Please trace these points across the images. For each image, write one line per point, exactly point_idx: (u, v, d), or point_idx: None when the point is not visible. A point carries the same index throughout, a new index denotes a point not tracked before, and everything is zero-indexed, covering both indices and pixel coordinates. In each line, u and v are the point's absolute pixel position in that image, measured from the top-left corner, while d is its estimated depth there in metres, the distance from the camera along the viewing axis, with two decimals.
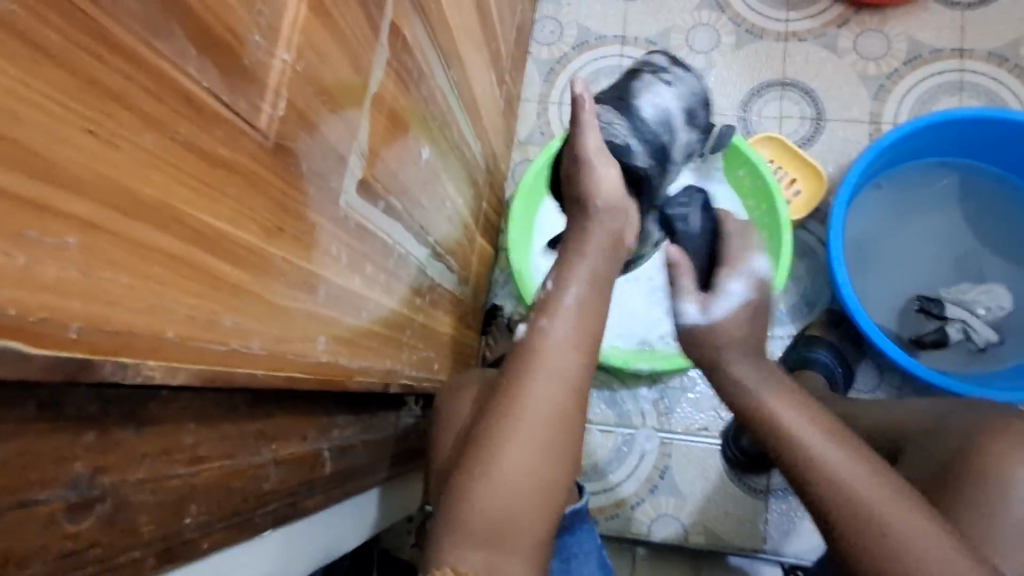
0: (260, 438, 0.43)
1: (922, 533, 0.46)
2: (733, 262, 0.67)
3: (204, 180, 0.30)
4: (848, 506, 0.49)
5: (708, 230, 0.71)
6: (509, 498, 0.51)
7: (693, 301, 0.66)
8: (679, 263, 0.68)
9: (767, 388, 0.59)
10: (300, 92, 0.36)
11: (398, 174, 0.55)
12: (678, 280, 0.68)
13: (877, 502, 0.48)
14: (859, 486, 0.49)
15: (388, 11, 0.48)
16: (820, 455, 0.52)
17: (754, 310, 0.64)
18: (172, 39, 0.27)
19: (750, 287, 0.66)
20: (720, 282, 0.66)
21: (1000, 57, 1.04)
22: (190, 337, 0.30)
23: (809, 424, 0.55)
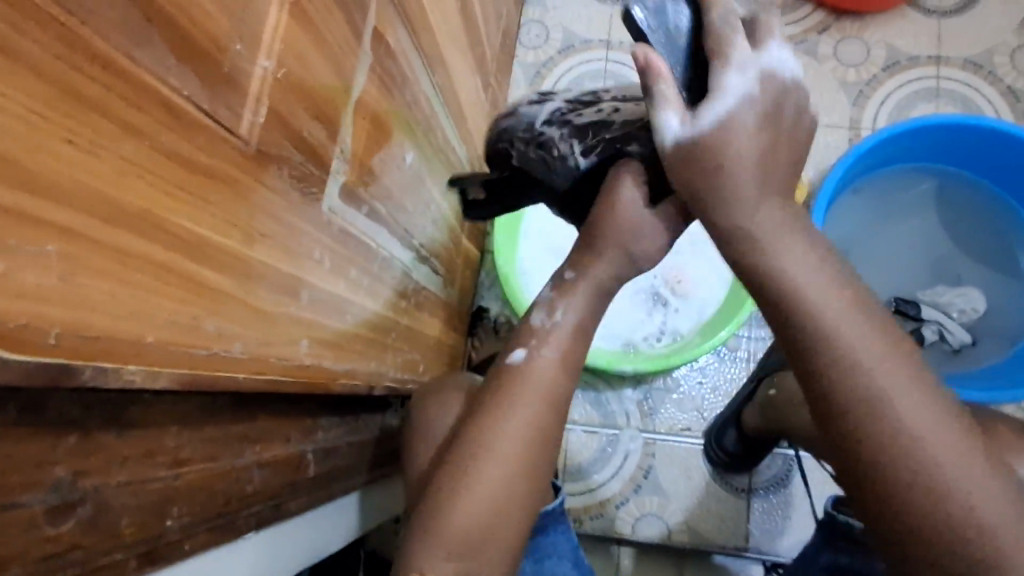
0: (243, 440, 0.44)
1: (961, 461, 0.39)
2: (728, 44, 0.41)
3: (184, 186, 0.30)
4: (876, 410, 0.40)
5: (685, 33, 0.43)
6: (485, 512, 0.51)
7: (676, 112, 0.41)
8: (660, 72, 0.41)
9: (767, 221, 0.42)
10: (282, 99, 0.37)
11: (382, 177, 0.56)
12: (652, 79, 0.41)
13: (907, 406, 0.40)
14: (888, 381, 0.40)
15: (370, 16, 0.48)
16: (864, 359, 0.40)
17: (767, 120, 0.41)
18: (151, 49, 0.27)
19: (755, 82, 0.41)
20: (716, 67, 0.41)
21: (975, 64, 1.06)
22: (171, 342, 0.31)
23: (863, 326, 0.41)
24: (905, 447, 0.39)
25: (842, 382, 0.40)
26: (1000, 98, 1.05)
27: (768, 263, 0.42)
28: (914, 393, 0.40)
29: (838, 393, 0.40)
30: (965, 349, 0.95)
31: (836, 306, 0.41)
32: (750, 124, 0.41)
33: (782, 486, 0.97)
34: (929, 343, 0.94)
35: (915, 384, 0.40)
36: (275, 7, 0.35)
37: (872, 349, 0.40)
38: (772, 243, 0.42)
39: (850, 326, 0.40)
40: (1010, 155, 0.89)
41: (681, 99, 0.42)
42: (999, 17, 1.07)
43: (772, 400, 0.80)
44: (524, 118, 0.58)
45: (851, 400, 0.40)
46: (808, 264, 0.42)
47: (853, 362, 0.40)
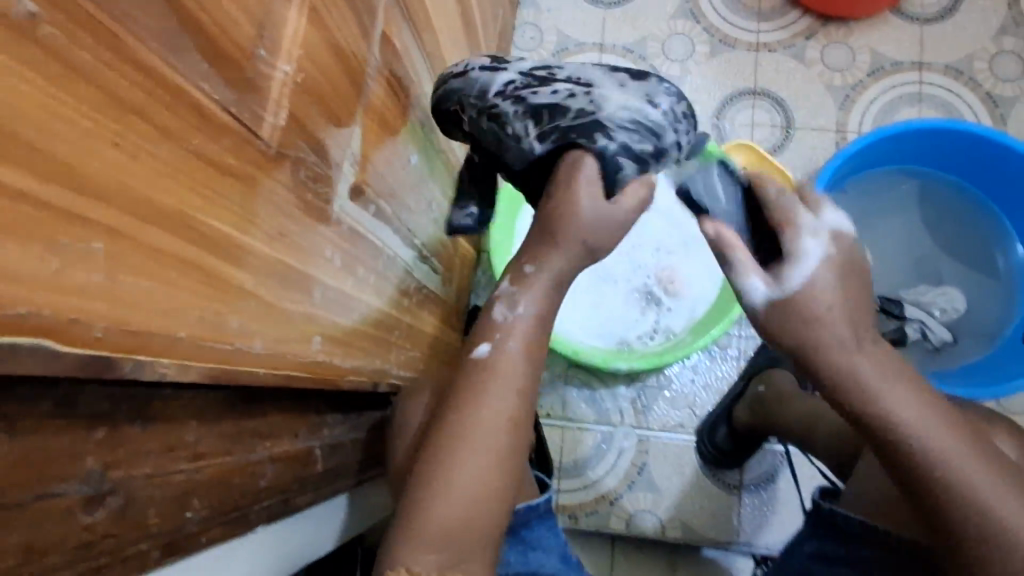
0: (256, 436, 0.44)
1: None
2: (795, 220, 0.50)
3: (213, 187, 0.31)
4: (959, 496, 0.47)
5: (741, 201, 0.55)
6: (465, 506, 0.53)
7: (760, 278, 0.50)
8: (733, 246, 0.51)
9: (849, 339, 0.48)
10: (299, 102, 0.38)
11: (387, 177, 0.57)
12: (732, 254, 0.51)
13: (978, 474, 0.47)
14: (958, 456, 0.47)
15: (380, 21, 0.49)
16: (937, 440, 0.47)
17: (845, 275, 0.49)
18: (185, 55, 0.28)
19: (829, 245, 0.49)
20: (787, 241, 0.50)
21: (957, 70, 1.10)
22: (200, 337, 0.32)
23: (932, 411, 0.48)
24: (982, 511, 0.47)
25: (920, 462, 0.48)
26: (980, 104, 1.09)
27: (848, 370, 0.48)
28: (981, 463, 0.48)
29: (911, 469, 0.48)
30: (945, 348, 0.98)
31: (907, 395, 0.48)
32: (826, 283, 0.48)
33: (771, 481, 0.99)
34: (912, 342, 0.97)
35: (989, 464, 0.48)
36: (295, 12, 0.36)
37: (943, 430, 0.48)
38: (847, 348, 0.48)
39: (936, 433, 0.48)
40: (990, 159, 0.92)
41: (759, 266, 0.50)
42: (979, 24, 1.10)
43: (761, 396, 0.85)
44: (475, 82, 0.55)
45: (950, 499, 0.47)
46: (880, 363, 0.48)
47: (926, 443, 0.47)
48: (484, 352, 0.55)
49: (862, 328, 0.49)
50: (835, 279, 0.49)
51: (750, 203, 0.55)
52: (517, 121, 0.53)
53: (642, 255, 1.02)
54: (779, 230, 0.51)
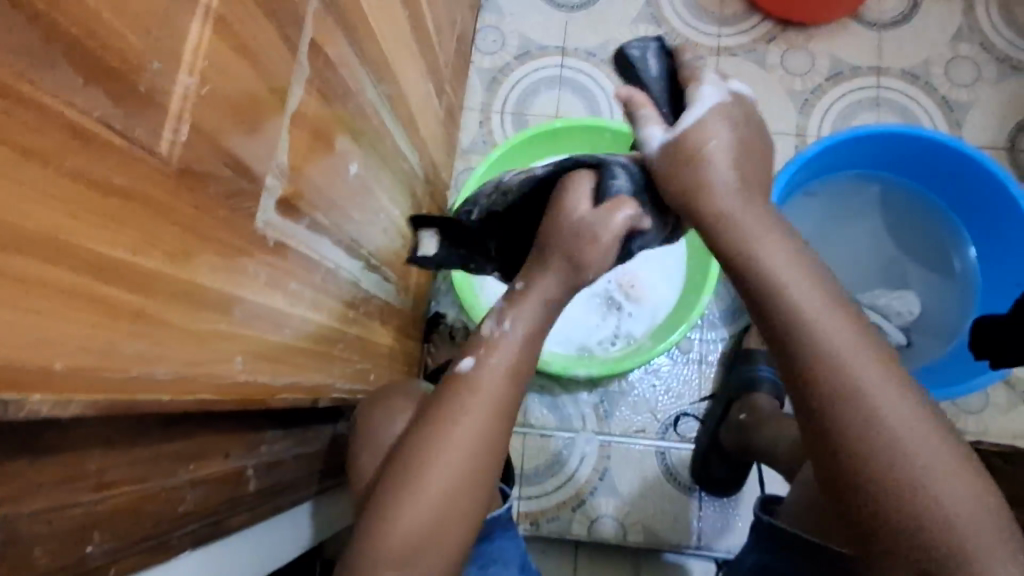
0: (176, 460, 0.43)
1: (942, 472, 0.43)
2: (699, 75, 0.54)
3: (101, 211, 0.30)
4: (860, 421, 0.44)
5: (665, 68, 0.58)
6: (428, 522, 0.53)
7: (657, 123, 0.54)
8: (638, 102, 0.56)
9: (737, 206, 0.49)
10: (206, 115, 0.36)
11: (325, 188, 0.56)
12: (639, 108, 0.55)
13: (870, 381, 0.44)
14: (869, 386, 0.44)
15: (308, 28, 0.48)
16: (851, 365, 0.45)
17: (737, 125, 0.52)
18: (57, 73, 0.26)
19: (723, 98, 0.52)
20: (689, 90, 0.54)
21: (913, 75, 1.11)
22: (83, 367, 0.30)
23: (853, 337, 0.45)
24: (884, 440, 0.43)
25: (830, 382, 0.45)
26: (936, 108, 1.10)
27: (771, 285, 0.47)
28: (892, 392, 0.44)
29: (828, 409, 0.45)
30: (900, 351, 0.99)
31: (828, 319, 0.46)
32: (718, 129, 0.51)
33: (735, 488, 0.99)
34: None
35: (908, 404, 0.44)
36: (196, 24, 0.34)
37: (851, 343, 0.45)
38: (761, 240, 0.48)
39: (853, 351, 0.45)
40: (950, 169, 0.92)
41: (659, 118, 0.54)
42: (935, 29, 1.11)
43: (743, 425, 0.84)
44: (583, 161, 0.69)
45: (850, 420, 0.44)
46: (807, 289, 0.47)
47: (834, 362, 0.45)
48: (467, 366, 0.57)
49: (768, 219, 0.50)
50: (728, 120, 0.51)
51: (675, 72, 0.57)
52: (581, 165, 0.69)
53: None
54: (686, 86, 0.55)
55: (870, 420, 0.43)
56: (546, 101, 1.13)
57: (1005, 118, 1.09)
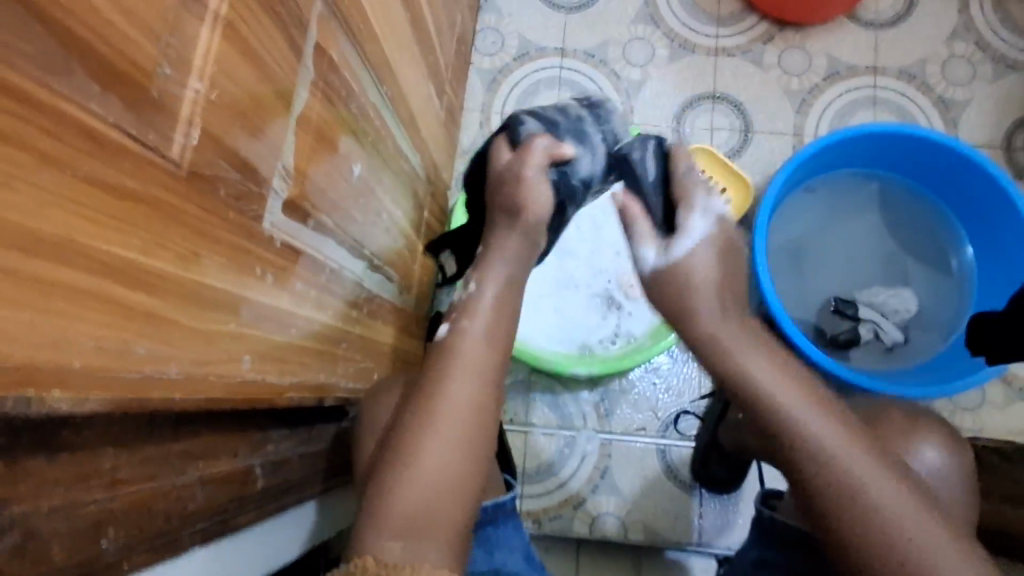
0: (186, 458, 0.44)
1: (902, 504, 0.52)
2: (689, 199, 0.69)
3: (114, 214, 0.30)
4: (824, 470, 0.54)
5: (662, 179, 0.72)
6: (427, 497, 0.55)
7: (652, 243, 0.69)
8: (635, 216, 0.71)
9: (718, 326, 0.63)
10: (214, 119, 0.37)
11: (329, 190, 0.57)
12: (634, 223, 0.71)
13: (826, 435, 0.55)
14: (863, 476, 0.53)
15: (312, 32, 0.49)
16: (844, 457, 0.54)
17: (719, 244, 0.68)
18: (71, 80, 0.27)
19: (709, 223, 0.68)
20: (682, 215, 0.69)
21: (909, 74, 1.12)
22: (98, 366, 0.30)
23: (846, 437, 0.55)
24: (880, 522, 0.51)
25: (829, 477, 0.54)
26: (933, 107, 1.11)
27: (760, 393, 0.59)
28: (882, 480, 0.53)
29: (800, 459, 0.55)
30: (898, 348, 0.99)
31: (820, 422, 0.56)
32: (703, 251, 0.67)
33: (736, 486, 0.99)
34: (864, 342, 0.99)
35: (863, 452, 0.54)
36: (205, 30, 0.35)
37: (799, 401, 0.57)
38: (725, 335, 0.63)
39: (804, 408, 0.57)
40: (946, 167, 0.93)
41: (654, 236, 0.70)
42: (932, 28, 1.12)
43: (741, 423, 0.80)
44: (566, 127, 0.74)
45: (817, 469, 0.54)
46: (798, 396, 0.58)
47: (829, 458, 0.54)
48: (444, 331, 0.64)
49: (740, 330, 0.63)
50: (713, 245, 0.67)
51: (670, 182, 0.71)
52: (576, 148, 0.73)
53: (603, 260, 1.03)
54: (679, 205, 0.69)
55: (832, 468, 0.54)
56: (546, 101, 1.13)
57: (1001, 116, 1.09)
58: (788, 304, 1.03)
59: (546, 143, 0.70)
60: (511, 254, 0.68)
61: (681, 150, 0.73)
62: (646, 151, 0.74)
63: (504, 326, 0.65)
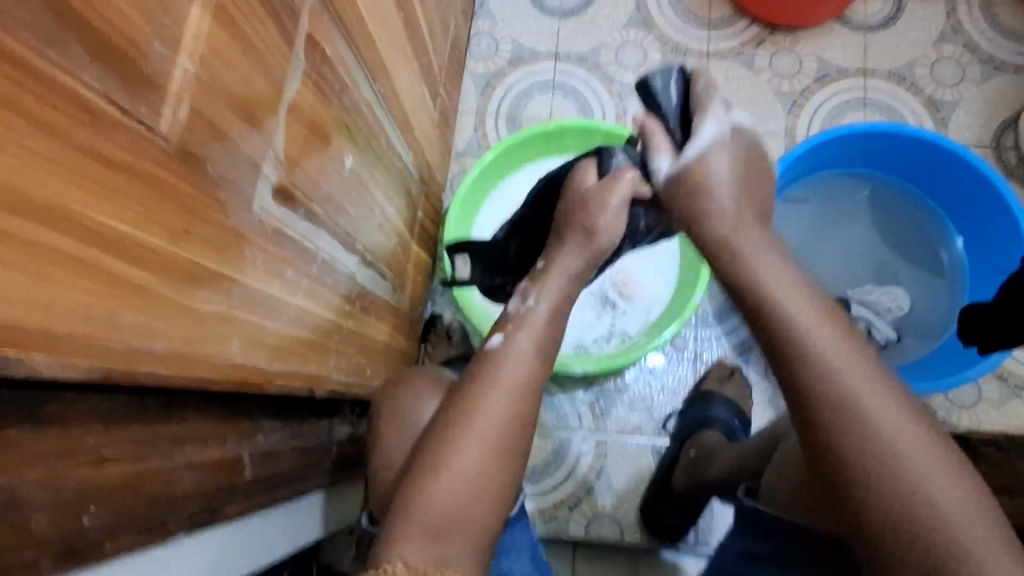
0: (173, 442, 0.44)
1: (928, 461, 0.45)
2: (706, 106, 0.60)
3: (106, 186, 0.31)
4: (844, 409, 0.47)
5: (682, 93, 0.63)
6: (461, 497, 0.55)
7: (666, 152, 0.61)
8: (653, 130, 0.63)
9: (736, 233, 0.57)
10: (205, 99, 0.38)
11: (321, 182, 0.57)
12: (651, 136, 0.63)
13: (852, 375, 0.48)
14: (866, 396, 0.47)
15: (304, 23, 0.50)
16: (851, 383, 0.48)
17: (739, 153, 0.59)
18: (66, 50, 0.27)
19: (725, 128, 0.59)
20: (695, 122, 0.60)
21: (899, 76, 1.13)
22: (87, 335, 0.31)
23: (851, 354, 0.49)
24: (879, 444, 0.46)
25: (834, 410, 0.47)
26: (923, 108, 1.12)
27: (781, 321, 0.51)
28: (884, 402, 0.47)
29: (814, 403, 0.48)
30: (890, 346, 1.00)
31: (822, 334, 0.50)
32: (718, 157, 0.59)
33: None
34: (857, 339, 1.00)
35: (888, 396, 0.48)
36: (197, 11, 0.36)
37: (832, 342, 0.50)
38: (768, 275, 0.54)
39: (834, 346, 0.49)
40: (932, 163, 0.94)
41: (671, 148, 0.62)
42: (920, 32, 1.14)
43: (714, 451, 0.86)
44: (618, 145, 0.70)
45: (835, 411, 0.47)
46: (804, 310, 0.52)
47: (844, 394, 0.48)
48: (496, 343, 0.63)
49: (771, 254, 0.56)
50: (728, 153, 0.59)
51: (688, 100, 0.63)
52: (626, 154, 0.69)
53: None
54: (695, 114, 0.61)
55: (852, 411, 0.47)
56: (539, 105, 1.15)
57: (990, 116, 1.11)
58: None
59: (633, 177, 0.65)
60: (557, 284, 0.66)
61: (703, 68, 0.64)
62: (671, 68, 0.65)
63: (550, 337, 0.64)
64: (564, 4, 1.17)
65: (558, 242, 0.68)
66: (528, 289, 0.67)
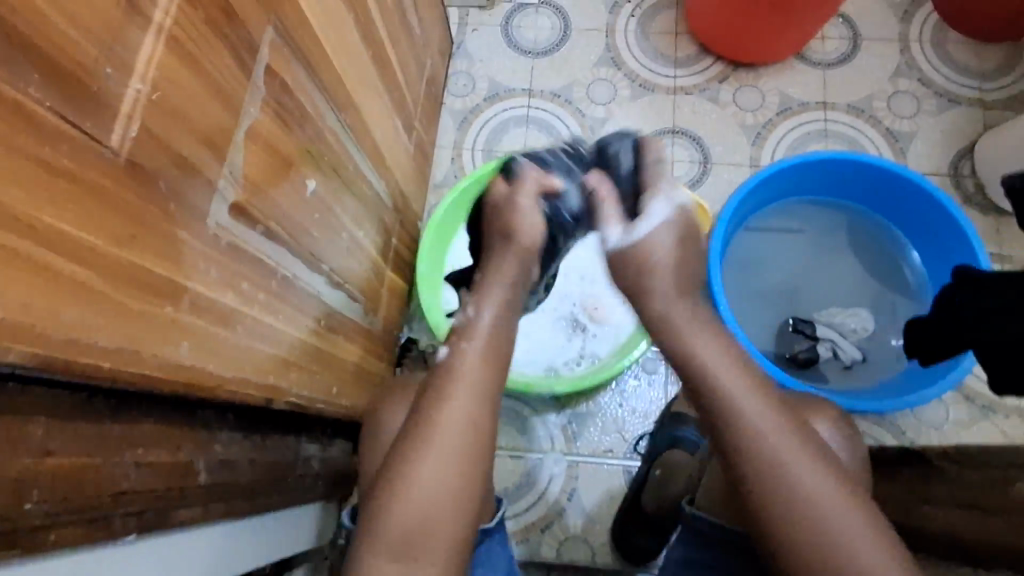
0: (123, 441, 0.46)
1: (831, 502, 0.59)
2: (654, 188, 0.79)
3: (48, 189, 0.34)
4: (766, 466, 0.61)
5: (635, 163, 0.82)
6: (425, 511, 0.58)
7: (615, 221, 0.78)
8: (604, 204, 0.79)
9: (670, 307, 0.73)
10: (155, 118, 0.41)
11: (283, 202, 0.61)
12: (601, 205, 0.79)
13: (771, 437, 0.61)
14: (785, 454, 0.61)
15: (263, 55, 0.54)
16: (769, 443, 0.61)
17: (678, 227, 0.77)
18: (11, 68, 0.31)
19: (671, 208, 0.77)
20: (645, 201, 0.78)
21: (858, 109, 1.18)
22: (23, 323, 0.33)
23: (771, 419, 0.62)
24: (795, 488, 0.59)
25: (759, 464, 0.61)
26: (882, 138, 1.17)
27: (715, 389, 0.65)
28: (801, 456, 0.61)
29: (741, 459, 0.62)
30: (856, 367, 1.02)
31: (746, 399, 0.64)
32: (662, 233, 0.76)
33: None
34: (823, 360, 1.02)
35: (801, 453, 0.61)
36: (149, 40, 0.40)
37: (756, 408, 0.63)
38: (702, 348, 0.68)
39: (757, 413, 0.63)
40: (884, 188, 1.00)
41: (620, 218, 0.78)
42: (876, 67, 1.19)
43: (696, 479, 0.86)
44: (548, 155, 0.88)
45: (759, 466, 0.61)
46: (734, 377, 0.65)
47: (767, 451, 0.61)
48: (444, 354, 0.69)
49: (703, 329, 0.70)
50: (671, 231, 0.76)
51: (640, 170, 0.81)
52: (549, 166, 0.86)
53: (568, 284, 1.06)
54: (644, 195, 0.79)
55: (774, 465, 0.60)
56: (514, 138, 1.20)
57: (947, 146, 1.15)
58: (747, 325, 1.06)
59: (534, 178, 0.82)
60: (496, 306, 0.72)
61: (652, 144, 0.83)
62: (622, 148, 0.84)
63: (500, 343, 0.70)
64: (537, 44, 1.23)
65: (502, 254, 0.77)
66: (471, 300, 0.74)
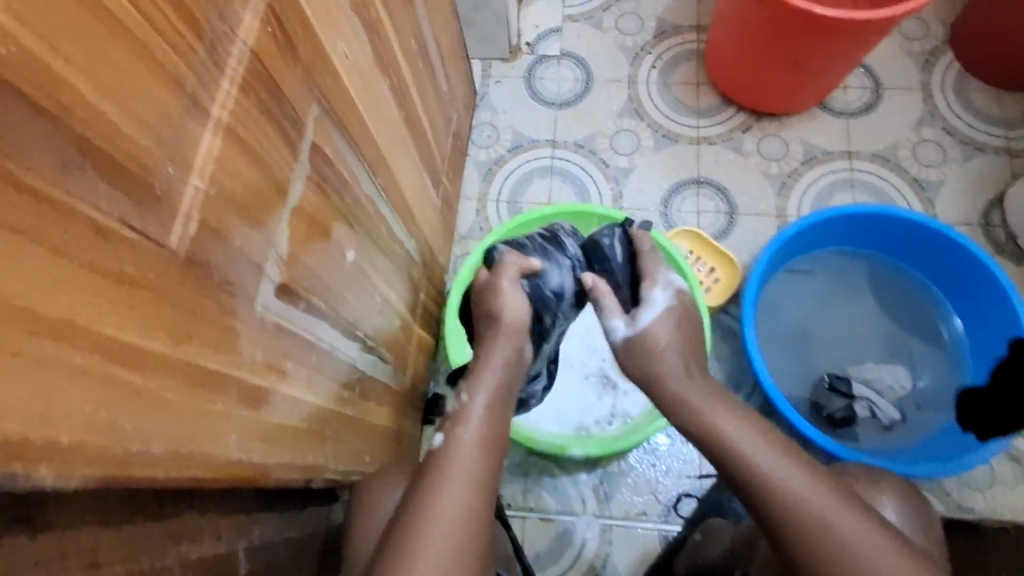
0: (166, 539, 0.44)
1: None
2: (652, 276, 0.76)
3: (114, 299, 0.33)
4: (835, 552, 0.54)
5: (626, 253, 0.79)
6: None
7: (620, 318, 0.73)
8: (604, 294, 0.74)
9: (688, 388, 0.67)
10: (211, 211, 0.40)
11: (322, 274, 0.60)
12: (603, 300, 0.74)
13: (840, 522, 0.55)
14: (855, 543, 0.54)
15: (308, 132, 0.54)
16: (841, 528, 0.55)
17: (676, 314, 0.73)
18: (83, 183, 0.30)
19: (669, 295, 0.75)
20: (646, 292, 0.75)
21: (883, 158, 1.18)
22: (87, 441, 0.32)
23: (827, 495, 0.57)
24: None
25: (830, 552, 0.55)
26: (908, 187, 1.16)
27: (761, 472, 0.59)
28: (874, 541, 0.54)
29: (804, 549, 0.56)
30: (895, 427, 0.98)
31: (804, 483, 0.58)
32: (665, 326, 0.72)
33: None
34: (861, 419, 0.98)
35: (871, 540, 0.55)
36: (208, 134, 0.40)
37: (817, 492, 0.57)
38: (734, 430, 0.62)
39: (820, 499, 0.57)
40: (917, 241, 0.99)
41: (620, 310, 0.74)
42: (899, 115, 1.19)
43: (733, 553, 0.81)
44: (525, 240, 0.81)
45: (829, 556, 0.55)
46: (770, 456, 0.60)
47: (835, 540, 0.55)
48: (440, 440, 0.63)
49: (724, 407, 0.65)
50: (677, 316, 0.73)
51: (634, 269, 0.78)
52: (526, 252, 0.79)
53: (595, 338, 1.04)
54: (642, 284, 0.76)
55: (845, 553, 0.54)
56: (539, 188, 1.20)
57: (975, 195, 1.14)
58: (780, 381, 1.02)
59: (515, 259, 0.75)
60: (497, 363, 0.69)
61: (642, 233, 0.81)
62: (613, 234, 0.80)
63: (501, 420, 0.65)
64: (559, 96, 1.25)
65: (490, 338, 0.71)
66: (463, 384, 0.68)
